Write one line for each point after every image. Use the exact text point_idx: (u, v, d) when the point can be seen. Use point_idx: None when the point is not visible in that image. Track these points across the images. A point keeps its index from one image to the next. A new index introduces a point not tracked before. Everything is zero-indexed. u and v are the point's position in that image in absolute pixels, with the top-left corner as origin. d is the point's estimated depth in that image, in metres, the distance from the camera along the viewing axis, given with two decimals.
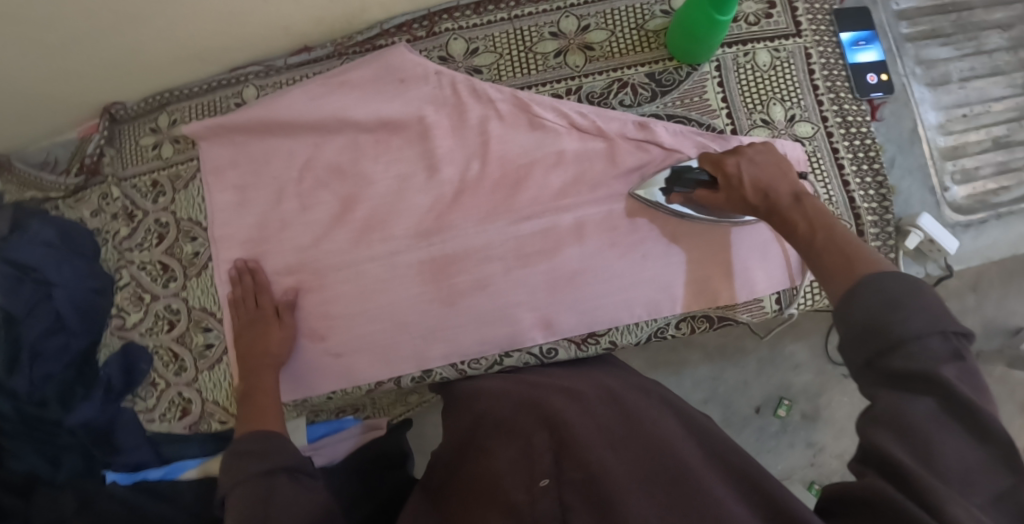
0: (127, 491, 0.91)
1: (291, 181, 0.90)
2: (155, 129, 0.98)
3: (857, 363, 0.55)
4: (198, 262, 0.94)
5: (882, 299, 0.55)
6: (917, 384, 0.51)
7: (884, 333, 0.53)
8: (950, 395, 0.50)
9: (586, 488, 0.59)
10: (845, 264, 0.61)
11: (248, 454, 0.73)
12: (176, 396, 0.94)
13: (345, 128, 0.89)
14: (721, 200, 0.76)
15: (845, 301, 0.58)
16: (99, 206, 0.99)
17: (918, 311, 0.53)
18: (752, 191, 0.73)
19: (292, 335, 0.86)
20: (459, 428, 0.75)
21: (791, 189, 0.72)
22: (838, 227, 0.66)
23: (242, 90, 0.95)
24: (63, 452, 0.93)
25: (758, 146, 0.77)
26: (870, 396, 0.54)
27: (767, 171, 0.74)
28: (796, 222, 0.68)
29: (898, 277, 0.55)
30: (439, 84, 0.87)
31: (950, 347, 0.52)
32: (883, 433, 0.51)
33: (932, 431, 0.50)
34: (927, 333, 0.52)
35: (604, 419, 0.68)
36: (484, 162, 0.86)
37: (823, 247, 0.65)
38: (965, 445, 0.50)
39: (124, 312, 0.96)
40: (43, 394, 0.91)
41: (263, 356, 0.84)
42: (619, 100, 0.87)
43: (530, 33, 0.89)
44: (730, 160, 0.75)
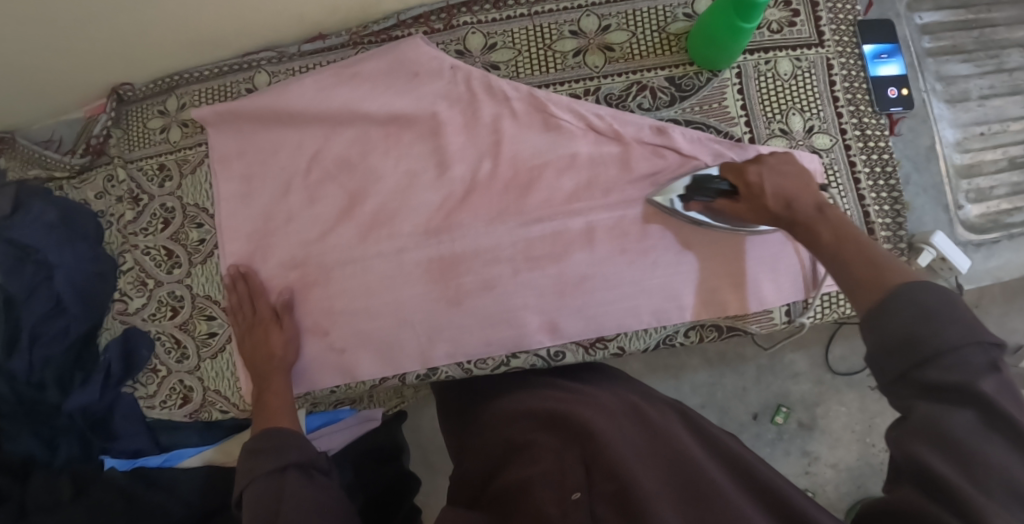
0: (123, 477, 0.90)
1: (299, 172, 0.89)
2: (163, 111, 0.96)
3: (890, 376, 0.55)
4: (204, 249, 0.93)
5: (917, 311, 0.55)
6: (956, 396, 0.52)
7: (921, 346, 0.53)
8: (989, 409, 0.51)
9: (621, 502, 0.59)
10: (872, 277, 0.60)
11: (263, 452, 0.75)
12: (178, 384, 0.93)
13: (356, 120, 0.87)
14: (741, 209, 0.75)
15: (876, 313, 0.57)
16: (104, 188, 0.98)
17: (953, 321, 0.53)
18: (773, 199, 0.71)
19: (293, 336, 0.86)
20: (489, 441, 0.73)
21: (814, 202, 0.70)
22: (866, 239, 0.65)
23: (254, 75, 0.93)
24: (59, 436, 0.92)
25: (781, 155, 0.75)
26: (907, 407, 0.54)
27: (793, 182, 0.71)
28: (820, 233, 0.67)
29: (936, 289, 0.55)
30: (455, 80, 0.86)
31: (987, 360, 0.52)
32: (923, 443, 0.52)
33: (972, 441, 0.51)
34: (965, 344, 0.52)
35: (634, 438, 0.68)
36: (496, 161, 0.85)
37: (849, 259, 0.64)
38: (1010, 459, 0.50)
39: (126, 296, 0.95)
40: (43, 377, 0.91)
41: (270, 359, 0.84)
42: (637, 103, 0.86)
43: (550, 30, 0.88)
44: (754, 169, 0.73)
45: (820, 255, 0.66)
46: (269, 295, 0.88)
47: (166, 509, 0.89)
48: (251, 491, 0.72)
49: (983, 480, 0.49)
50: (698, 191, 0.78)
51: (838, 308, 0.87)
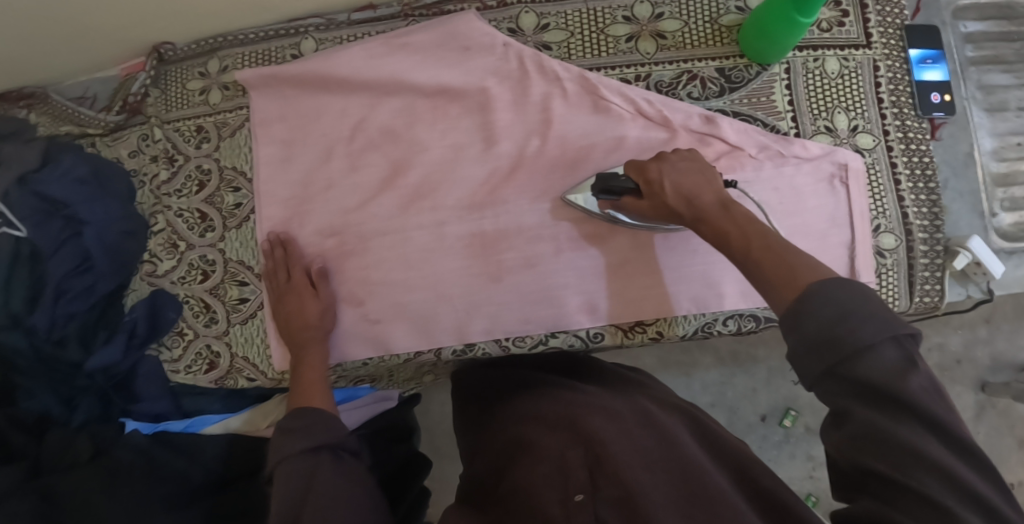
0: (145, 442, 0.89)
1: (341, 140, 0.88)
2: (203, 73, 0.95)
3: (811, 377, 0.54)
4: (239, 213, 0.91)
5: (835, 311, 0.53)
6: (886, 400, 0.51)
7: (841, 344, 0.52)
8: (917, 410, 0.50)
9: (625, 508, 0.58)
10: (781, 275, 0.58)
11: (292, 431, 0.74)
12: (204, 349, 0.92)
13: (403, 92, 0.87)
14: (645, 207, 0.74)
15: (793, 314, 0.55)
16: (138, 147, 0.97)
17: (870, 318, 0.52)
18: (674, 196, 0.70)
19: (328, 305, 0.85)
20: (495, 445, 0.72)
21: (717, 197, 0.68)
22: (774, 235, 0.63)
23: (301, 41, 0.92)
24: (79, 395, 0.93)
25: (683, 153, 0.75)
26: (843, 411, 0.52)
27: (691, 178, 0.71)
28: (728, 232, 0.65)
29: (848, 285, 0.54)
30: (506, 57, 0.85)
31: (904, 353, 0.52)
32: (869, 450, 0.51)
33: (913, 439, 0.50)
34: (883, 340, 0.51)
35: (643, 443, 0.66)
36: (545, 140, 0.85)
37: (759, 258, 0.61)
38: (951, 459, 0.49)
39: (155, 258, 0.94)
40: (65, 334, 0.91)
41: (305, 329, 0.83)
42: (687, 91, 0.86)
43: (603, 14, 0.88)
44: (654, 167, 0.72)
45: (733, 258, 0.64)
46: (304, 260, 0.87)
47: (185, 474, 0.88)
48: (277, 479, 0.70)
49: (931, 479, 0.49)
50: (602, 190, 0.77)
51: None
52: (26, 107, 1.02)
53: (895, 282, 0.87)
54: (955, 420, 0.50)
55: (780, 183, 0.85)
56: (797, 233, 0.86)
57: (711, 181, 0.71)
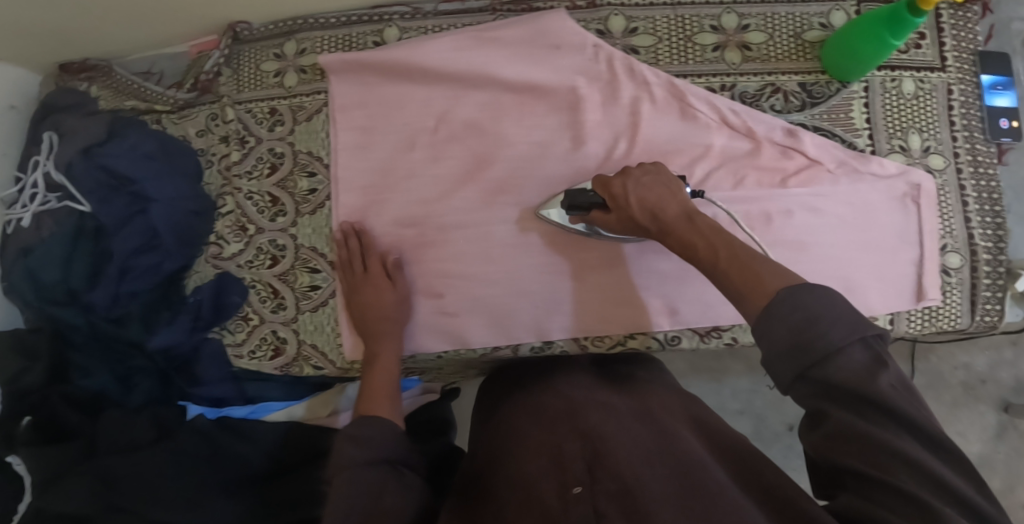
0: (209, 427, 0.88)
1: (424, 130, 0.88)
2: (279, 55, 0.94)
3: (785, 382, 0.56)
4: (314, 199, 0.90)
5: (803, 315, 0.55)
6: (860, 400, 0.53)
7: (811, 349, 0.54)
8: (891, 410, 0.52)
9: (623, 500, 0.56)
10: (752, 282, 0.60)
11: (359, 439, 0.70)
12: (270, 334, 0.90)
13: (490, 86, 0.87)
14: (613, 220, 0.76)
15: (761, 318, 0.57)
16: (206, 126, 0.96)
17: (838, 320, 0.54)
18: (639, 209, 0.72)
19: (404, 296, 0.84)
20: (496, 441, 0.73)
21: (681, 209, 0.70)
22: (740, 244, 0.64)
23: (383, 29, 0.91)
24: (136, 374, 0.92)
25: (647, 166, 0.76)
26: (819, 412, 0.54)
27: (655, 191, 0.72)
28: (697, 245, 0.66)
29: (817, 290, 0.56)
30: (596, 58, 0.86)
31: (871, 354, 0.54)
32: (847, 449, 0.53)
33: (885, 435, 0.52)
34: (852, 341, 0.54)
35: (642, 436, 0.65)
36: (632, 142, 0.86)
37: (726, 266, 0.63)
38: (919, 451, 0.52)
39: (222, 240, 0.92)
40: (126, 311, 0.90)
41: (380, 320, 0.82)
42: (770, 104, 0.88)
43: (691, 22, 0.88)
44: (617, 182, 0.74)
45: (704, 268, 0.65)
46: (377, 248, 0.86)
47: (246, 459, 0.88)
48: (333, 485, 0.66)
49: (908, 474, 0.51)
50: (569, 207, 0.80)
51: (938, 322, 0.89)
52: (87, 80, 1.00)
53: (958, 301, 0.89)
54: (920, 412, 0.53)
55: (855, 199, 0.87)
56: (868, 247, 0.87)
57: (678, 194, 0.72)
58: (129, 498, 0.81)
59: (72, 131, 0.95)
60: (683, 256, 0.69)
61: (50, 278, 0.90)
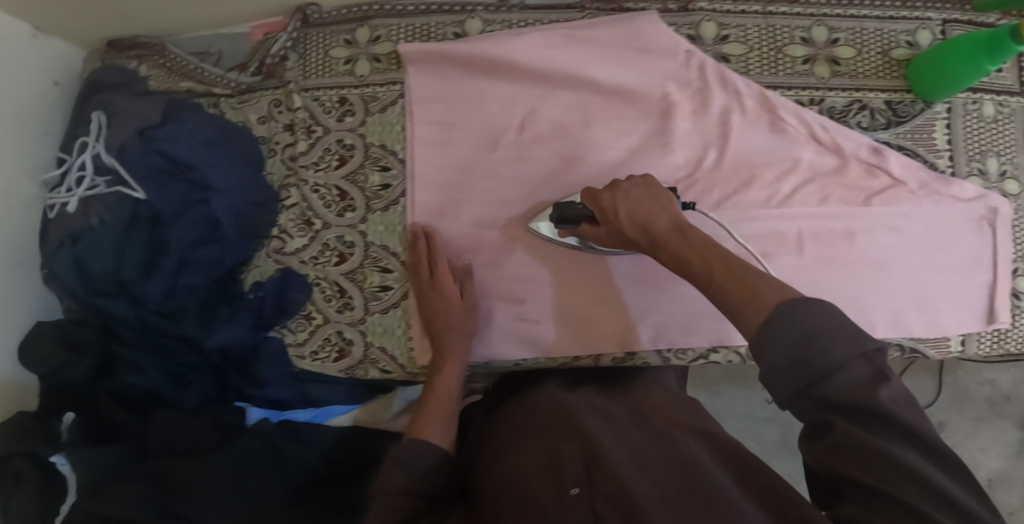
0: (273, 429, 0.85)
1: (508, 129, 0.85)
2: (350, 41, 0.89)
3: (784, 398, 0.52)
4: (386, 196, 0.87)
5: (802, 331, 0.51)
6: (862, 413, 0.50)
7: (811, 366, 0.50)
8: (891, 421, 0.49)
9: (620, 504, 0.55)
10: (748, 298, 0.56)
11: (406, 465, 0.70)
12: (335, 335, 0.87)
13: (579, 87, 0.84)
14: (602, 233, 0.73)
15: (758, 336, 0.53)
16: (268, 113, 0.91)
17: (838, 335, 0.50)
18: (629, 224, 0.68)
19: (473, 306, 0.82)
20: (489, 442, 0.72)
21: (673, 222, 0.66)
22: (734, 257, 0.60)
23: (466, 20, 0.87)
24: (189, 372, 0.87)
25: (638, 177, 0.72)
26: (823, 424, 0.51)
27: (646, 205, 0.68)
28: (689, 258, 0.62)
29: (814, 304, 0.52)
30: (688, 64, 0.85)
31: (873, 368, 0.51)
32: (851, 462, 0.50)
33: (886, 445, 0.49)
34: (855, 357, 0.50)
35: (638, 442, 0.64)
36: (722, 153, 0.85)
37: (722, 282, 0.59)
38: (919, 461, 0.49)
39: (285, 234, 0.89)
40: (184, 305, 0.85)
41: (448, 331, 0.80)
42: (857, 121, 0.87)
43: (781, 32, 0.87)
44: (606, 195, 0.70)
45: (696, 282, 0.61)
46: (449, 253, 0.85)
47: (310, 462, 0.84)
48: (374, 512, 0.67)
49: (910, 487, 0.48)
50: (558, 219, 0.78)
51: (1009, 344, 0.89)
52: (136, 59, 0.96)
53: None
54: (918, 421, 0.50)
55: (935, 220, 0.86)
56: (944, 269, 0.87)
57: (669, 206, 0.68)
58: (190, 508, 0.75)
59: (124, 111, 0.89)
60: (672, 269, 0.65)
61: (99, 268, 0.85)
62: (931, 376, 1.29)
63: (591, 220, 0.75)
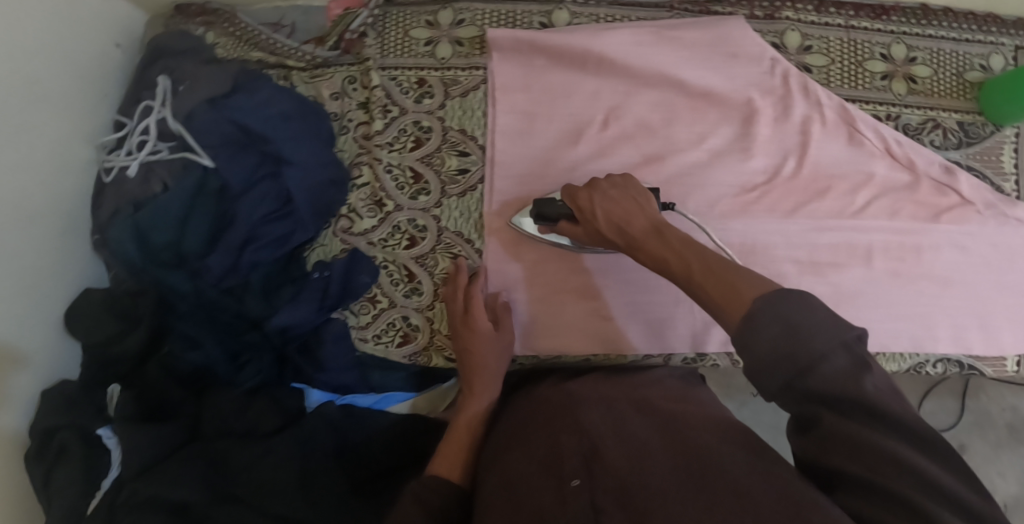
0: (337, 413, 0.84)
1: (591, 123, 0.86)
2: (431, 23, 0.89)
3: (771, 393, 0.51)
4: (463, 181, 0.86)
5: (782, 326, 0.49)
6: (848, 405, 0.49)
7: (795, 358, 0.49)
8: (876, 410, 0.48)
9: (620, 498, 0.55)
10: (728, 295, 0.54)
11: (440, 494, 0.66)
12: (400, 320, 0.86)
13: (665, 85, 0.86)
14: (581, 232, 0.74)
15: (743, 333, 0.51)
16: (343, 90, 0.89)
17: (818, 326, 0.49)
18: (606, 224, 0.69)
19: (508, 344, 0.82)
20: (497, 436, 0.73)
21: (649, 222, 0.66)
22: (711, 254, 0.59)
23: (552, 11, 0.88)
24: (247, 351, 0.83)
25: (617, 177, 0.72)
26: (810, 417, 0.50)
27: (622, 206, 0.68)
28: (668, 260, 0.61)
29: (794, 295, 0.50)
30: (772, 72, 0.86)
31: (853, 359, 0.49)
32: (841, 455, 0.49)
33: (875, 437, 0.48)
34: (836, 347, 0.48)
35: (639, 430, 0.64)
36: (801, 162, 0.86)
37: (702, 280, 0.57)
38: (907, 450, 0.48)
39: (355, 214, 0.87)
40: (249, 280, 0.83)
41: (477, 369, 0.80)
42: (930, 139, 0.88)
43: (863, 47, 0.88)
44: (584, 195, 0.71)
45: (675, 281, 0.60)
46: (488, 285, 0.84)
47: (370, 451, 0.82)
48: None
49: (903, 477, 0.47)
50: (537, 216, 0.78)
51: None
52: (204, 26, 0.93)
53: None
54: (902, 408, 0.49)
55: (999, 241, 0.88)
56: (1005, 289, 0.88)
57: (646, 206, 0.68)
58: (243, 485, 0.75)
59: (192, 77, 0.86)
60: (651, 269, 0.65)
61: (161, 238, 0.82)
62: (954, 398, 1.31)
63: (569, 218, 0.76)
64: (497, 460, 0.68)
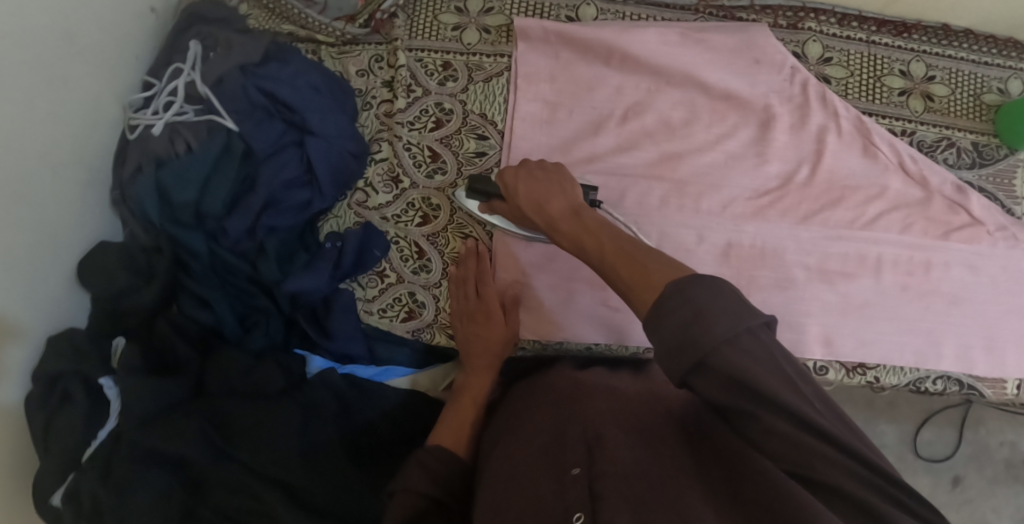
0: (341, 383, 0.85)
1: (610, 116, 0.87)
2: (460, 9, 0.90)
3: (679, 377, 0.49)
4: (480, 163, 0.87)
5: (691, 310, 0.49)
6: (762, 400, 0.48)
7: (698, 344, 0.48)
8: (783, 404, 0.47)
9: (622, 484, 0.55)
10: (640, 277, 0.56)
11: (432, 468, 0.69)
12: (406, 295, 0.87)
13: (687, 85, 0.87)
14: (509, 210, 0.77)
15: (651, 319, 0.51)
16: (369, 67, 0.91)
17: (723, 311, 0.48)
18: (525, 201, 0.72)
19: (512, 336, 0.83)
20: (502, 420, 0.75)
21: (567, 204, 0.70)
22: (626, 236, 0.61)
23: (580, 6, 0.90)
24: (257, 315, 0.86)
25: (546, 162, 0.76)
26: (751, 415, 0.48)
27: (544, 186, 0.72)
28: (583, 240, 0.65)
29: (702, 281, 0.50)
30: (792, 79, 0.88)
31: (762, 345, 0.48)
32: (778, 455, 0.48)
33: (802, 438, 0.47)
34: (738, 333, 0.48)
35: (642, 419, 0.65)
36: (815, 169, 0.87)
37: (613, 262, 0.60)
38: (827, 448, 0.47)
39: (371, 188, 0.88)
40: (267, 244, 0.84)
41: (487, 354, 0.82)
42: (944, 157, 0.89)
43: (882, 63, 0.90)
44: (510, 172, 0.75)
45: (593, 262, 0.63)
46: (498, 271, 0.85)
47: (371, 425, 0.84)
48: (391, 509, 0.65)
49: (829, 469, 0.46)
50: (472, 191, 0.82)
51: None
52: None
53: None
54: (809, 402, 0.48)
55: (1009, 263, 0.88)
56: (1013, 312, 0.88)
57: (564, 186, 0.72)
58: (258, 463, 0.77)
59: (224, 43, 0.88)
60: (566, 250, 0.69)
61: (182, 196, 0.83)
62: (952, 428, 1.30)
63: (501, 196, 0.79)
64: (498, 443, 0.70)
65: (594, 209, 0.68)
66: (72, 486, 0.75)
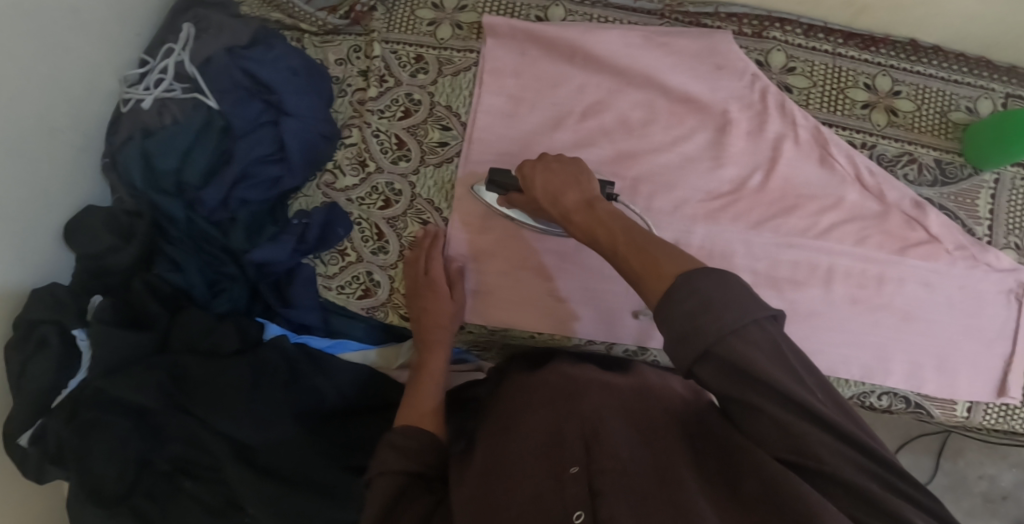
0: (295, 352, 0.90)
1: (570, 114, 0.90)
2: (436, 5, 0.94)
3: (684, 368, 0.51)
4: (442, 152, 0.91)
5: (697, 302, 0.51)
6: (767, 387, 0.50)
7: (700, 334, 0.50)
8: (784, 394, 0.50)
9: (621, 479, 0.56)
10: (649, 269, 0.57)
11: (401, 448, 0.71)
12: (364, 274, 0.91)
13: (648, 87, 0.89)
14: (527, 202, 0.79)
15: (665, 303, 0.53)
16: (347, 56, 0.96)
17: (728, 303, 0.50)
18: (542, 193, 0.74)
19: (456, 311, 0.86)
20: (494, 407, 0.75)
21: (582, 197, 0.71)
22: (638, 230, 0.62)
23: (549, 6, 0.93)
24: (223, 284, 0.93)
25: (563, 156, 0.77)
26: (753, 407, 0.51)
27: (560, 179, 0.73)
28: (598, 234, 0.66)
29: (711, 273, 0.52)
30: (751, 86, 0.89)
31: (767, 336, 0.50)
32: (779, 448, 0.51)
33: (804, 429, 0.50)
34: (745, 324, 0.50)
35: (636, 411, 0.67)
36: (768, 176, 0.88)
37: (625, 254, 0.61)
38: (828, 438, 0.50)
39: (338, 170, 0.93)
40: (236, 215, 0.90)
41: (434, 329, 0.85)
42: (904, 172, 0.89)
43: (847, 75, 0.91)
44: (528, 164, 0.76)
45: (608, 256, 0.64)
46: (450, 253, 0.88)
47: (320, 392, 0.88)
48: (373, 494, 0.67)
49: (829, 456, 0.50)
50: (490, 184, 0.84)
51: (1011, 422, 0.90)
52: None
53: None
54: (813, 394, 0.50)
55: (966, 283, 0.87)
56: (968, 333, 0.87)
57: (581, 180, 0.73)
58: (245, 430, 0.82)
59: (216, 27, 0.94)
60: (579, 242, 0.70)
61: (164, 164, 0.89)
62: (929, 457, 1.26)
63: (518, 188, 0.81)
64: (489, 433, 0.70)
65: (608, 202, 0.69)
66: (39, 430, 0.81)
